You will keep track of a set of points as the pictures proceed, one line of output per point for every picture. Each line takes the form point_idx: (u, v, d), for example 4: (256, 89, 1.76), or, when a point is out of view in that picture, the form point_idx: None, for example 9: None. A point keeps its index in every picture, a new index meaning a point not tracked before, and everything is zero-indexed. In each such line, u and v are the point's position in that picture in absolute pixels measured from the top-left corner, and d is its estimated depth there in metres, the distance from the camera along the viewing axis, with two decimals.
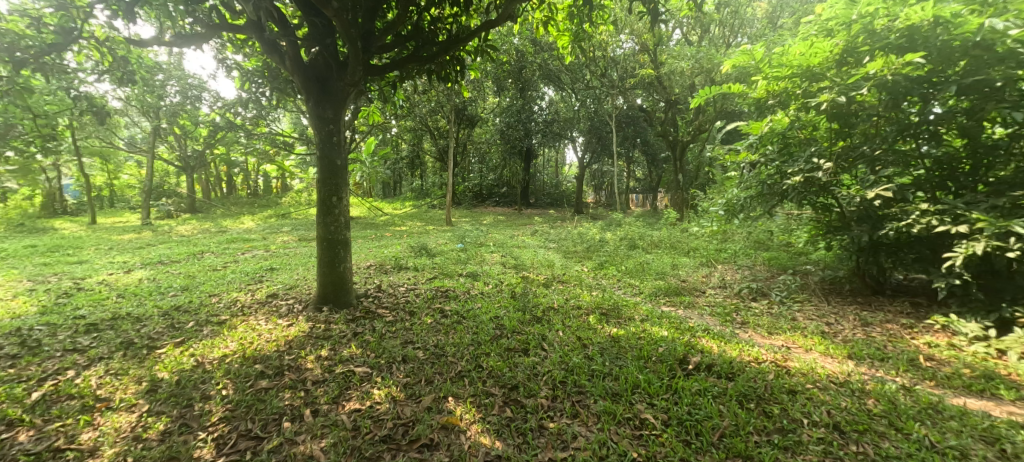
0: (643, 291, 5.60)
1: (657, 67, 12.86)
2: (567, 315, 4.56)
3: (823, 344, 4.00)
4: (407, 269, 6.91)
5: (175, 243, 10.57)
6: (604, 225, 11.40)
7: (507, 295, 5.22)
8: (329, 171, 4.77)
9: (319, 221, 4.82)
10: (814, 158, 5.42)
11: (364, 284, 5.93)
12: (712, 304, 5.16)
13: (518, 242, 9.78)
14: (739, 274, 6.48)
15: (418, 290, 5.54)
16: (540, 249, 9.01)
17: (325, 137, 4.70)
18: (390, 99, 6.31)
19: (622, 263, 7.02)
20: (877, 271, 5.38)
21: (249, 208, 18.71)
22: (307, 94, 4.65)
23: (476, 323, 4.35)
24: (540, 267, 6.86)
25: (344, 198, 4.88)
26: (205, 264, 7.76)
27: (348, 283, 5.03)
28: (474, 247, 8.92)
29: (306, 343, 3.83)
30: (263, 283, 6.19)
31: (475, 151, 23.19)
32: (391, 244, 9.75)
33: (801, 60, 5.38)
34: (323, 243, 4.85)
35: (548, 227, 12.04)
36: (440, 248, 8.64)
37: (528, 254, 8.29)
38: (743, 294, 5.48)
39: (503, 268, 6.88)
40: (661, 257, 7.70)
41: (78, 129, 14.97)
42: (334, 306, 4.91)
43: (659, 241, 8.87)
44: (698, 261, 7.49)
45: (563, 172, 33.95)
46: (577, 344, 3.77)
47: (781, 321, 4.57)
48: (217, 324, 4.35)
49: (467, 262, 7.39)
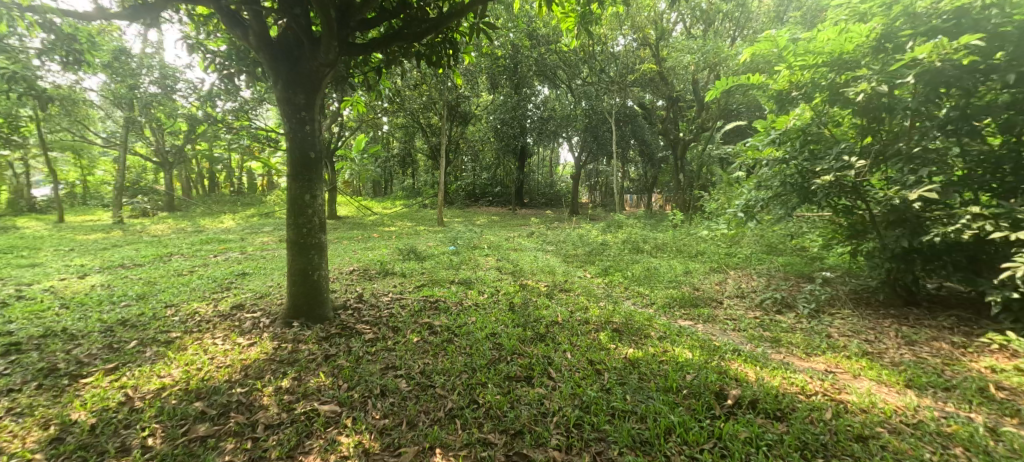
0: (655, 302, 5.04)
1: (659, 62, 12.33)
2: (574, 332, 3.97)
3: (872, 368, 3.45)
4: (394, 275, 6.29)
5: (144, 244, 9.82)
6: (604, 227, 10.86)
7: (505, 308, 4.63)
8: (301, 165, 4.13)
9: (289, 223, 4.18)
10: (844, 156, 4.91)
11: (344, 293, 5.30)
12: (734, 318, 4.60)
13: (514, 245, 9.19)
14: (756, 283, 5.94)
15: (404, 301, 4.92)
16: (538, 252, 8.44)
17: (295, 126, 4.06)
18: (376, 87, 5.67)
19: (628, 270, 6.47)
20: (912, 279, 4.89)
21: (231, 207, 17.89)
22: (275, 75, 4.01)
23: (470, 343, 3.73)
24: (539, 274, 6.28)
25: (319, 196, 4.24)
26: (170, 268, 7.07)
27: (325, 293, 4.38)
28: (466, 250, 8.32)
29: (265, 370, 3.20)
30: (231, 292, 5.53)
31: (468, 149, 22.57)
32: (378, 246, 9.13)
33: (832, 46, 4.84)
34: (294, 248, 4.20)
35: (545, 228, 11.48)
36: (431, 251, 8.02)
37: (525, 258, 7.72)
38: (766, 306, 4.94)
39: (499, 275, 6.30)
40: (669, 263, 7.15)
41: (46, 121, 14.08)
42: (307, 320, 4.25)
43: (664, 244, 8.34)
44: (709, 266, 6.96)
45: (558, 171, 33.48)
46: (590, 370, 3.20)
47: (816, 339, 4.03)
48: (164, 344, 3.72)
49: (459, 267, 6.79)
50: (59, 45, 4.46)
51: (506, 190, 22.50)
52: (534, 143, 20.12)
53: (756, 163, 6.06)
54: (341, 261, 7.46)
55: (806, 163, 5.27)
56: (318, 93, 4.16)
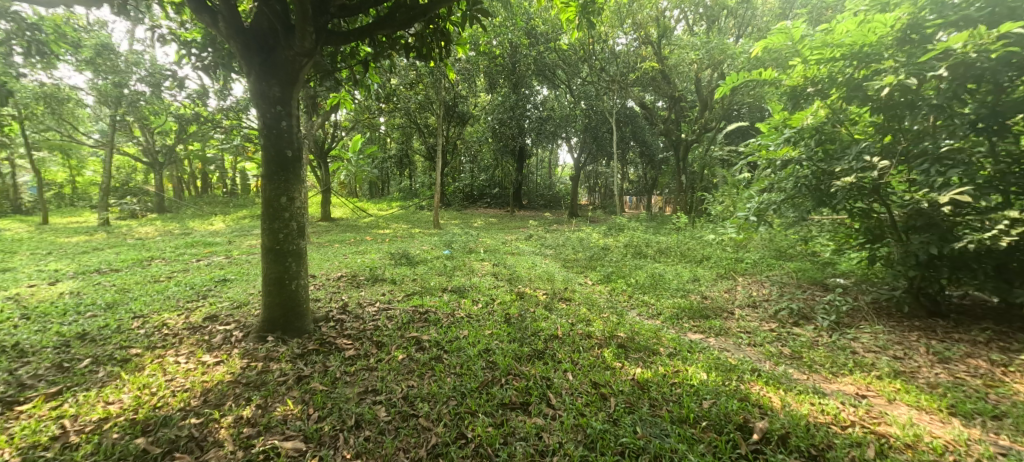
0: (662, 313, 4.69)
1: (661, 60, 11.99)
2: (576, 348, 3.61)
3: (908, 390, 3.10)
4: (383, 282, 5.92)
5: (126, 248, 9.42)
6: (605, 230, 10.50)
7: (500, 319, 4.27)
8: (277, 164, 3.77)
9: (264, 227, 3.81)
10: (865, 155, 4.57)
11: (328, 302, 4.93)
12: (748, 331, 4.25)
13: (512, 249, 8.84)
14: (767, 291, 5.59)
15: (392, 311, 4.55)
16: (537, 257, 8.09)
17: (269, 122, 3.69)
18: (363, 81, 5.32)
19: (632, 276, 6.12)
20: (937, 289, 4.56)
21: (224, 208, 17.51)
22: (247, 66, 3.65)
23: (461, 361, 3.37)
24: (538, 280, 5.93)
25: (297, 199, 3.88)
26: (149, 274, 6.69)
27: (303, 304, 4.02)
28: (462, 254, 7.97)
29: (228, 395, 2.83)
30: (207, 301, 5.15)
31: (465, 149, 22.22)
32: (370, 250, 8.77)
33: (853, 38, 4.50)
34: (269, 255, 3.83)
35: (543, 231, 11.12)
36: (425, 256, 7.67)
37: (523, 263, 7.37)
38: (781, 318, 4.60)
39: (495, 281, 5.95)
40: (675, 268, 6.81)
41: (30, 120, 13.67)
42: (283, 335, 3.88)
43: (668, 249, 8.00)
44: (716, 272, 6.62)
45: (557, 172, 33.15)
46: (595, 395, 2.85)
47: (840, 356, 3.67)
48: (121, 363, 3.35)
49: (453, 273, 6.44)
50: (19, 32, 4.04)
51: (504, 191, 22.16)
52: (533, 144, 19.78)
53: (768, 164, 5.72)
54: (330, 266, 7.10)
55: (822, 165, 4.93)
56: (295, 86, 3.79)
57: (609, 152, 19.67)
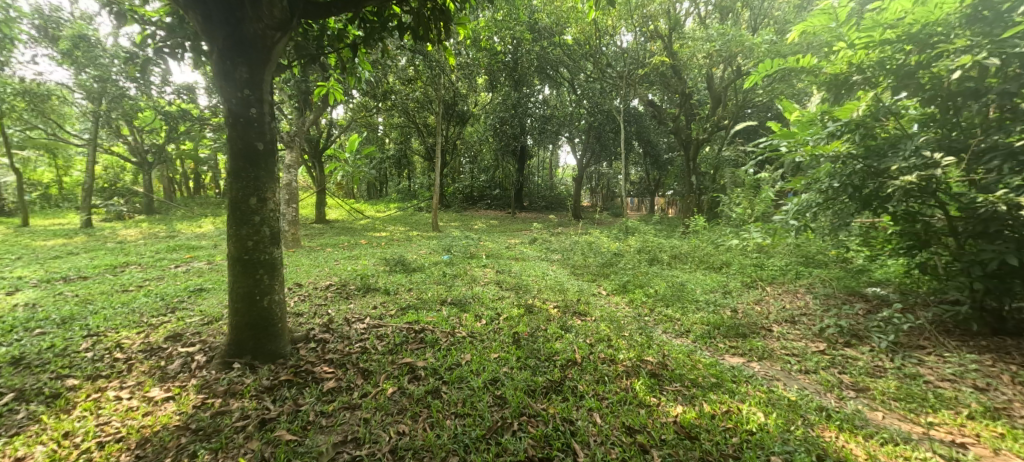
0: (691, 331, 4.11)
1: (672, 55, 11.36)
2: (601, 379, 3.04)
3: (1010, 435, 2.53)
4: (376, 292, 5.34)
5: (104, 251, 8.84)
6: (613, 233, 9.94)
7: (509, 341, 3.68)
8: (245, 159, 3.17)
9: (229, 233, 3.21)
10: (924, 151, 4.01)
11: (311, 318, 4.34)
12: (796, 354, 3.68)
13: (515, 253, 8.27)
14: (805, 304, 5.00)
15: (383, 329, 3.96)
16: (544, 262, 7.49)
17: (235, 109, 3.10)
18: (353, 70, 4.73)
19: (653, 286, 5.52)
20: (1005, 304, 4.00)
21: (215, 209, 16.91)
22: (208, 41, 3.05)
23: (464, 398, 2.79)
24: (548, 292, 5.33)
25: (269, 199, 3.28)
26: (119, 282, 6.08)
27: (276, 323, 3.42)
28: (462, 261, 7.37)
29: (170, 448, 2.26)
30: (175, 316, 4.56)
31: (465, 149, 21.64)
32: (364, 254, 8.20)
33: (913, 16, 4.01)
34: (235, 266, 3.23)
35: (548, 235, 10.55)
36: (422, 262, 7.06)
37: (529, 270, 6.78)
38: (828, 337, 4.01)
39: (501, 292, 5.37)
40: (697, 276, 6.21)
41: (11, 117, 13.07)
42: (252, 360, 3.29)
43: (686, 254, 7.42)
44: (741, 281, 6.05)
45: (558, 173, 32.62)
46: (633, 448, 2.28)
47: (912, 386, 3.11)
48: (50, 400, 2.78)
49: (452, 282, 5.85)
50: None
51: (505, 193, 21.57)
52: (534, 143, 19.22)
53: (804, 162, 5.13)
54: (319, 274, 6.50)
55: (870, 162, 4.36)
56: (266, 67, 3.19)
57: (613, 152, 19.12)
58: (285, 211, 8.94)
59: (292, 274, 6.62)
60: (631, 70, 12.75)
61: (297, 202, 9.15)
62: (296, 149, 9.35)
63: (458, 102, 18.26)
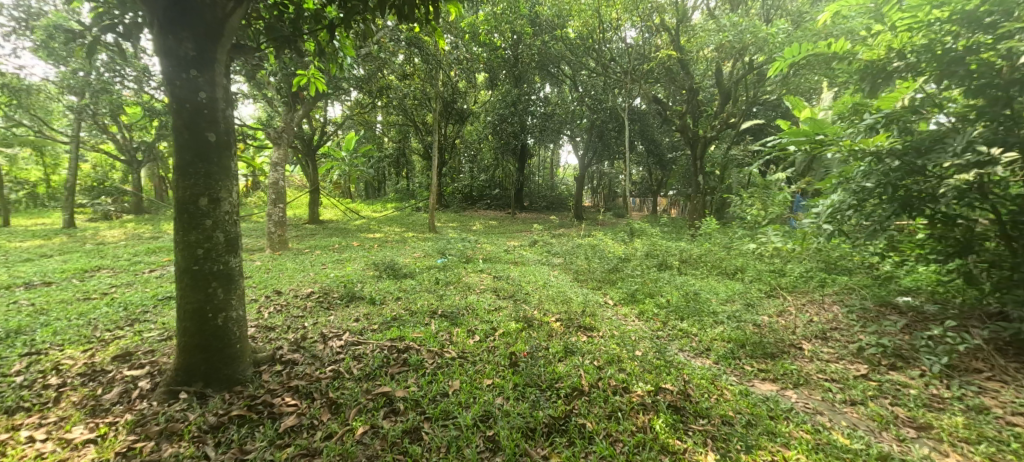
0: (713, 350, 3.63)
1: (681, 50, 10.73)
2: (613, 415, 2.56)
3: None
4: (360, 302, 4.86)
5: (80, 254, 8.33)
6: (617, 235, 9.45)
7: (504, 363, 3.20)
8: (194, 152, 2.68)
9: (177, 239, 2.73)
10: (977, 146, 3.49)
11: (282, 333, 3.85)
12: (836, 380, 3.18)
13: (515, 257, 7.79)
14: (835, 316, 4.51)
15: (361, 347, 3.48)
16: (545, 267, 6.99)
17: (181, 93, 2.62)
18: (336, 56, 4.24)
19: (665, 295, 5.02)
20: None
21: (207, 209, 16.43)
22: (149, 11, 2.57)
23: (450, 441, 2.32)
24: (549, 302, 4.84)
25: (223, 199, 2.80)
26: (83, 289, 5.57)
27: (232, 343, 2.94)
28: (457, 265, 6.89)
29: None
30: (133, 330, 4.07)
31: (464, 148, 21.15)
32: (354, 258, 7.72)
33: None
34: (183, 277, 2.75)
35: (550, 236, 10.06)
36: (414, 267, 6.57)
37: (529, 276, 6.28)
38: (869, 358, 3.52)
39: (497, 302, 4.88)
40: (712, 284, 5.72)
41: None
42: (204, 388, 2.81)
43: (697, 259, 6.92)
44: (760, 289, 5.56)
45: (559, 173, 32.17)
46: None
47: (982, 423, 2.62)
48: None
49: (445, 289, 5.37)
50: None
51: (505, 192, 21.10)
52: (535, 142, 18.72)
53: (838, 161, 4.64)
54: (302, 281, 6.01)
55: (911, 159, 3.86)
56: (217, 44, 2.71)
57: (616, 151, 18.65)
58: (271, 211, 8.44)
59: (274, 279, 6.13)
60: (637, 65, 12.24)
61: (284, 202, 8.66)
62: (283, 145, 8.85)
63: (456, 100, 17.80)
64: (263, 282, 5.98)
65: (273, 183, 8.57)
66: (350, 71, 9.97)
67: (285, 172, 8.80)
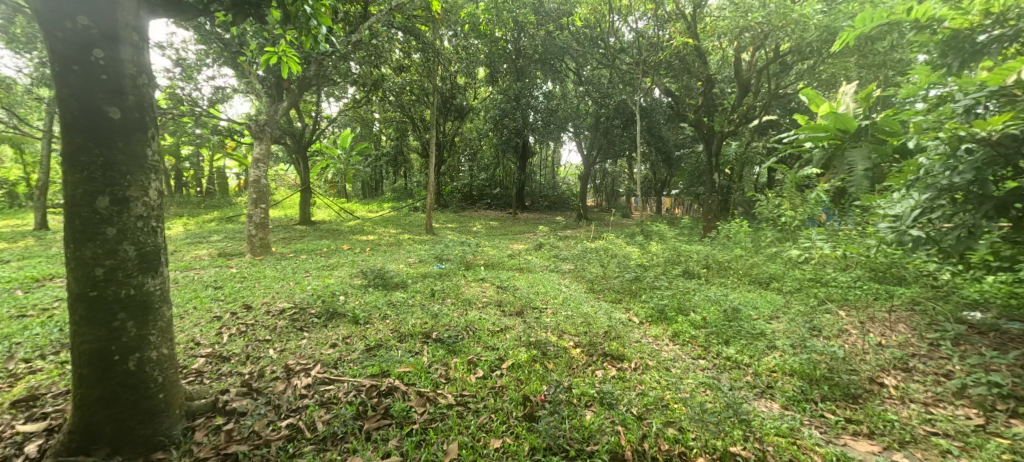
0: (777, 390, 2.90)
1: (696, 38, 9.96)
2: None
3: None
4: (340, 320, 4.11)
5: (40, 259, 7.52)
6: (630, 238, 8.71)
7: (518, 416, 2.47)
8: (88, 135, 1.94)
9: (65, 255, 1.97)
10: None
11: (237, 367, 3.09)
12: (949, 435, 2.44)
13: (520, 262, 7.06)
14: (907, 338, 3.77)
15: (332, 388, 2.73)
16: (556, 275, 6.22)
17: (66, 48, 1.88)
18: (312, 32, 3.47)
19: (702, 312, 4.25)
20: None
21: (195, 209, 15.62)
22: None
23: None
24: (564, 321, 4.08)
25: (133, 200, 2.06)
26: (21, 303, 4.77)
27: (151, 394, 2.19)
28: (456, 273, 6.13)
29: None
30: (54, 361, 3.29)
31: (464, 146, 20.39)
32: (342, 264, 6.94)
33: None
34: (76, 307, 1.99)
35: (556, 238, 9.31)
36: (407, 275, 5.80)
37: (538, 286, 5.52)
38: (978, 400, 2.78)
39: (503, 321, 4.12)
40: (751, 298, 4.95)
41: None
42: (109, 458, 2.06)
43: (726, 266, 6.16)
44: (806, 303, 4.82)
45: (560, 171, 31.47)
46: None
47: None
48: None
49: (441, 304, 4.62)
50: None
51: (506, 191, 20.34)
52: (537, 139, 17.96)
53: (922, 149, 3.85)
54: (277, 293, 5.21)
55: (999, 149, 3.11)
56: None
57: (621, 148, 17.93)
58: (251, 212, 7.68)
59: (247, 290, 5.36)
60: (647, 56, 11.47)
61: (266, 201, 7.86)
62: (266, 139, 8.04)
63: (455, 95, 17.08)
64: (233, 294, 5.19)
65: (254, 180, 7.76)
66: (340, 61, 9.24)
67: (268, 168, 8.02)
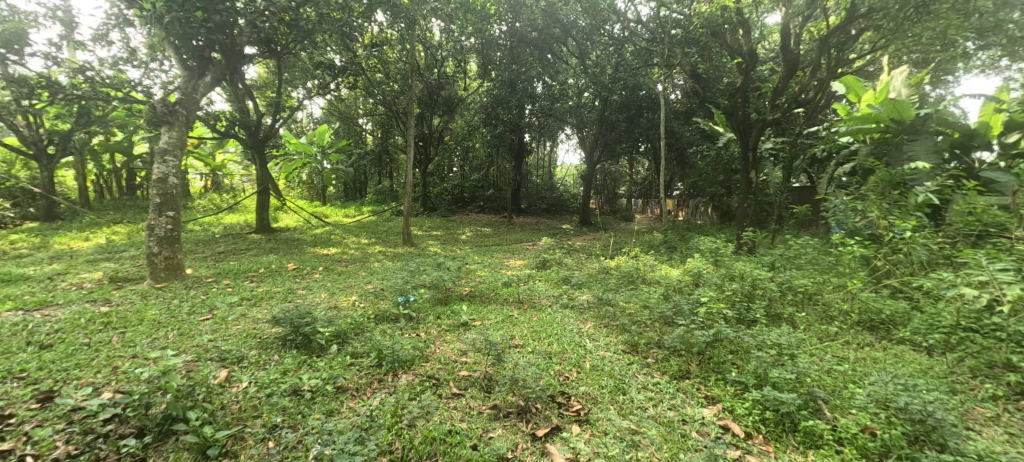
0: None
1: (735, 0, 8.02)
2: None
3: None
4: (183, 447, 2.15)
5: None
6: (657, 254, 6.78)
7: None
8: None
9: None
10: None
11: None
12: None
13: (518, 291, 5.09)
14: None
15: None
16: (573, 317, 4.25)
17: None
18: None
19: (855, 416, 2.37)
20: None
21: (140, 213, 13.47)
22: None
23: None
24: (611, 450, 2.17)
25: None
26: None
27: None
28: (424, 316, 4.17)
29: None
30: None
31: (454, 144, 18.46)
32: (271, 298, 4.95)
33: None
34: None
35: (562, 253, 7.35)
36: (351, 321, 3.85)
37: (548, 342, 3.58)
38: None
39: (494, 444, 2.23)
40: (895, 369, 3.08)
41: None
42: None
43: (817, 301, 4.29)
44: (990, 381, 2.97)
45: (557, 172, 29.73)
46: None
47: None
48: None
49: (385, 392, 2.70)
50: None
51: (500, 193, 18.45)
52: (534, 135, 16.08)
53: None
54: (125, 365, 3.17)
55: None
56: None
57: (628, 144, 16.09)
58: (152, 223, 5.62)
59: (82, 356, 3.32)
60: (668, 29, 9.55)
61: (175, 207, 5.79)
62: (180, 126, 6.00)
63: (443, 84, 15.14)
64: (53, 366, 3.14)
65: (157, 179, 5.70)
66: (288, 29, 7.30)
67: (180, 162, 5.94)
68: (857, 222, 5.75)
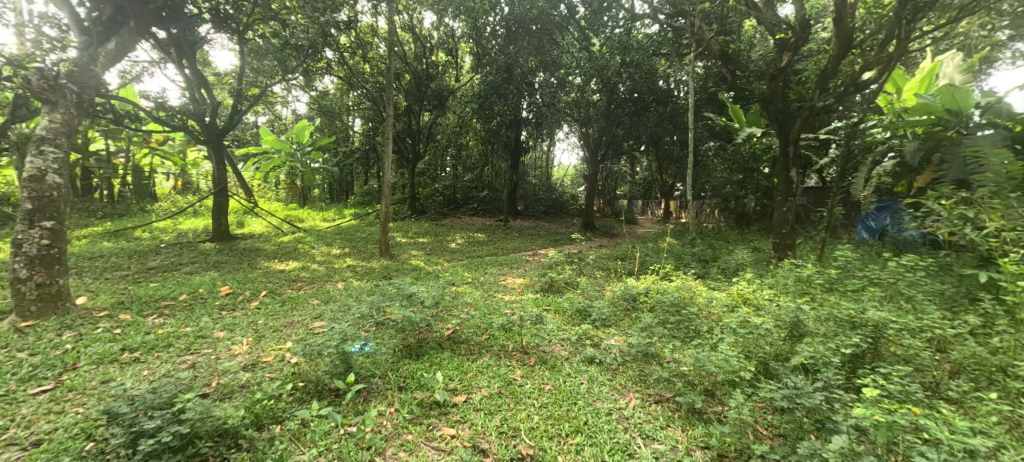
0: None
1: None
2: None
3: None
4: None
5: None
6: (691, 273, 5.40)
7: None
8: None
9: None
10: None
11: None
12: None
13: (520, 331, 3.66)
14: None
15: None
16: (602, 383, 2.84)
17: None
18: None
19: None
20: None
21: (87, 217, 11.78)
22: None
23: None
24: None
25: None
26: None
27: None
28: (383, 385, 2.75)
29: None
30: None
31: (445, 141, 17.01)
32: (168, 348, 3.46)
33: None
34: None
35: (572, 269, 5.94)
36: (255, 405, 2.42)
37: (575, 449, 2.19)
38: None
39: None
40: None
41: None
42: None
43: (961, 352, 2.86)
44: None
45: (554, 172, 28.52)
46: None
47: None
48: None
49: None
50: None
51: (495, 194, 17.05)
52: (531, 131, 14.72)
53: None
54: None
55: None
56: None
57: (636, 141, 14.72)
58: (23, 238, 4.11)
59: None
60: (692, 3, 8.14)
61: (56, 216, 4.28)
62: (68, 106, 4.49)
63: (433, 74, 13.74)
64: None
65: (29, 176, 4.18)
66: None
67: (65, 152, 4.43)
68: (958, 236, 4.40)
